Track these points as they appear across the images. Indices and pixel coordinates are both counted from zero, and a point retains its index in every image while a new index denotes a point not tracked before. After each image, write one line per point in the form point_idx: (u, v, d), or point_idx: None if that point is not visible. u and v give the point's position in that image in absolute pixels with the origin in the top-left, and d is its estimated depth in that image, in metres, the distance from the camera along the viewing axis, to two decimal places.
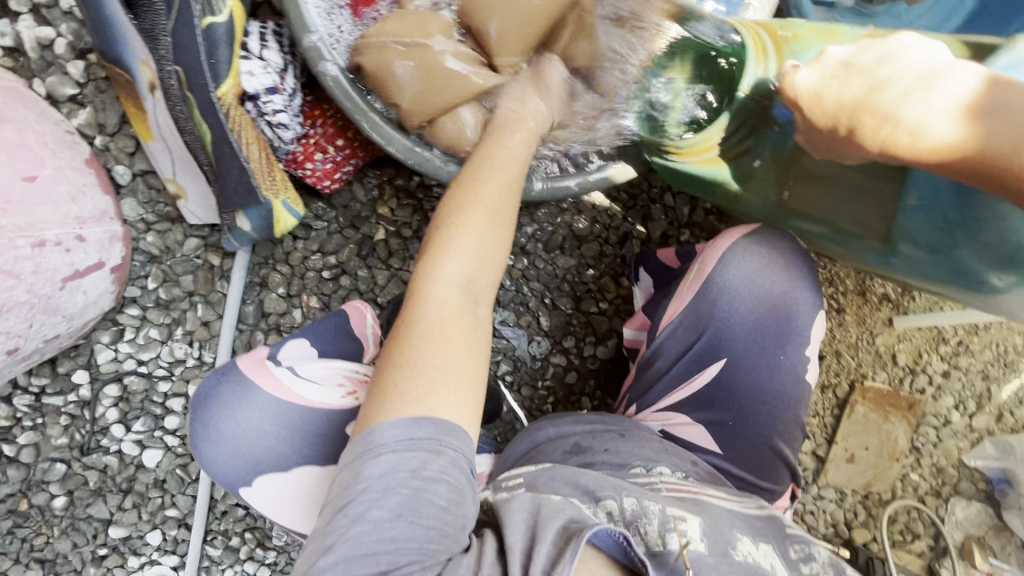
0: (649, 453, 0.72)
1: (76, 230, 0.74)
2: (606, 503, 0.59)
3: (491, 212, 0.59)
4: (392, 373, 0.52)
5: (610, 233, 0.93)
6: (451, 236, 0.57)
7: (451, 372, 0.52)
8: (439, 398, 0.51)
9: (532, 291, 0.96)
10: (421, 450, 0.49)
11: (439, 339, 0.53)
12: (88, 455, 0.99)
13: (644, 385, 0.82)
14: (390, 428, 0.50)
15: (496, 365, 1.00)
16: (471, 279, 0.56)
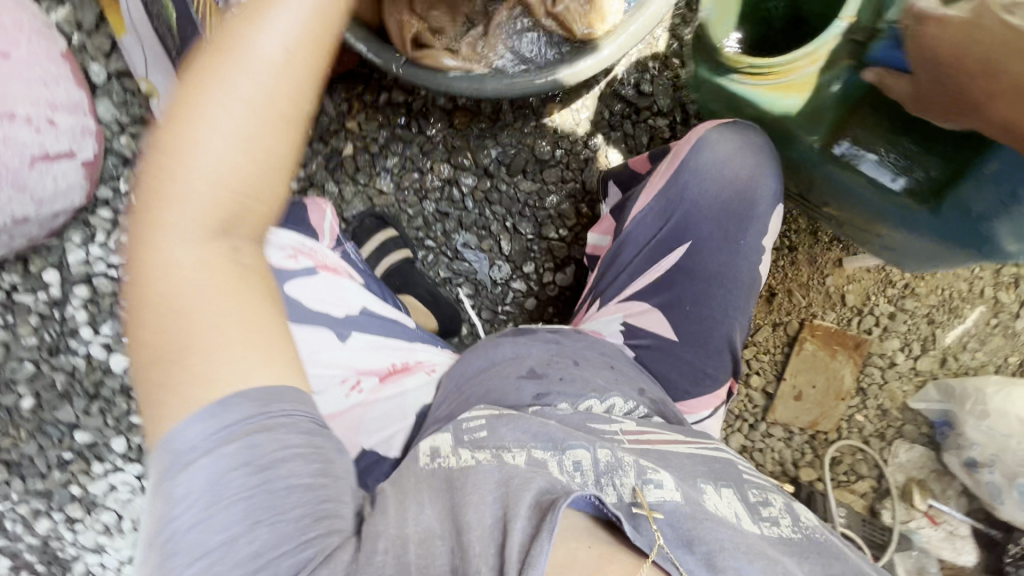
0: (603, 382, 0.70)
1: (48, 114, 0.77)
2: (572, 453, 0.54)
3: (240, 120, 0.38)
4: (157, 368, 0.42)
5: (572, 159, 0.96)
6: (181, 171, 0.39)
7: (244, 347, 0.42)
8: (228, 368, 0.42)
9: (494, 214, 0.99)
10: (233, 442, 0.41)
11: (218, 312, 0.42)
12: (57, 357, 1.02)
13: (606, 279, 0.84)
14: (182, 426, 0.40)
15: (457, 288, 1.02)
16: (233, 217, 0.41)
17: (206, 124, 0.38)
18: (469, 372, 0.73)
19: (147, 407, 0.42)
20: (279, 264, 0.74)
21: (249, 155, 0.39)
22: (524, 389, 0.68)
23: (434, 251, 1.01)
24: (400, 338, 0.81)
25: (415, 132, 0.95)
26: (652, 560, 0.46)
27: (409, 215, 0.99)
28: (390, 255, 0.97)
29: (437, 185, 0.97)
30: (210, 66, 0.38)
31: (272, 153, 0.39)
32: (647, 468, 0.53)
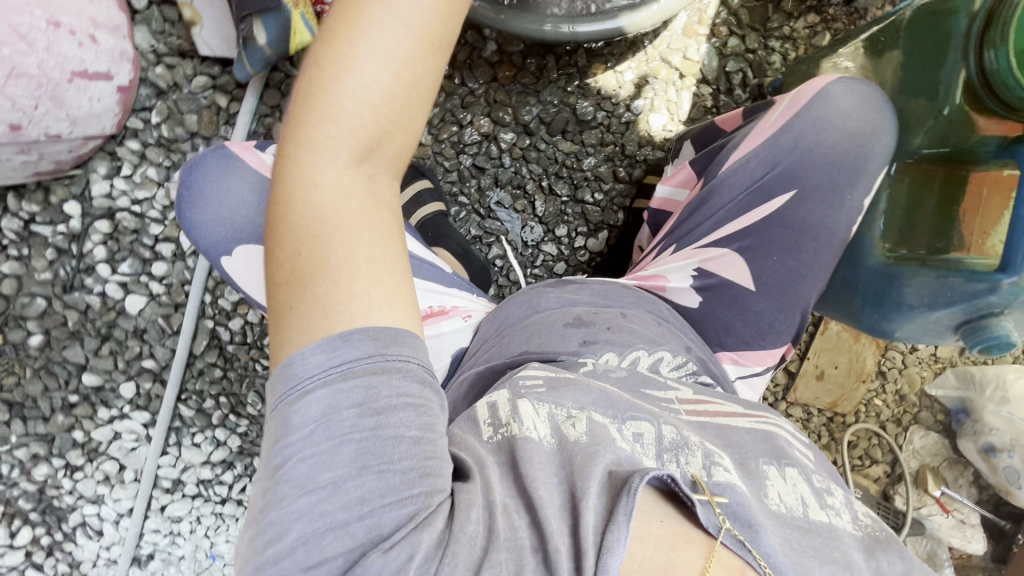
0: (652, 336, 0.71)
1: (90, 30, 0.75)
2: (631, 427, 0.51)
3: (381, 70, 0.41)
4: (294, 290, 0.41)
5: (612, 122, 0.96)
6: (334, 94, 0.41)
7: (361, 266, 0.41)
8: (344, 296, 0.41)
9: (530, 173, 0.98)
10: (351, 379, 0.39)
11: (343, 234, 0.42)
12: (70, 294, 0.99)
13: (688, 227, 0.82)
14: (307, 352, 0.40)
15: (488, 248, 1.01)
16: (375, 143, 0.43)
17: (349, 62, 0.41)
18: (511, 320, 0.75)
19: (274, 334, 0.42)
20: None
21: (398, 87, 0.42)
22: (570, 340, 0.68)
23: (467, 208, 0.99)
24: (437, 281, 0.78)
25: (458, 84, 0.94)
26: (721, 542, 0.45)
27: (445, 168, 0.97)
28: (426, 206, 0.94)
29: (475, 139, 0.96)
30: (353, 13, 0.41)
31: (414, 83, 0.42)
32: (713, 451, 0.51)
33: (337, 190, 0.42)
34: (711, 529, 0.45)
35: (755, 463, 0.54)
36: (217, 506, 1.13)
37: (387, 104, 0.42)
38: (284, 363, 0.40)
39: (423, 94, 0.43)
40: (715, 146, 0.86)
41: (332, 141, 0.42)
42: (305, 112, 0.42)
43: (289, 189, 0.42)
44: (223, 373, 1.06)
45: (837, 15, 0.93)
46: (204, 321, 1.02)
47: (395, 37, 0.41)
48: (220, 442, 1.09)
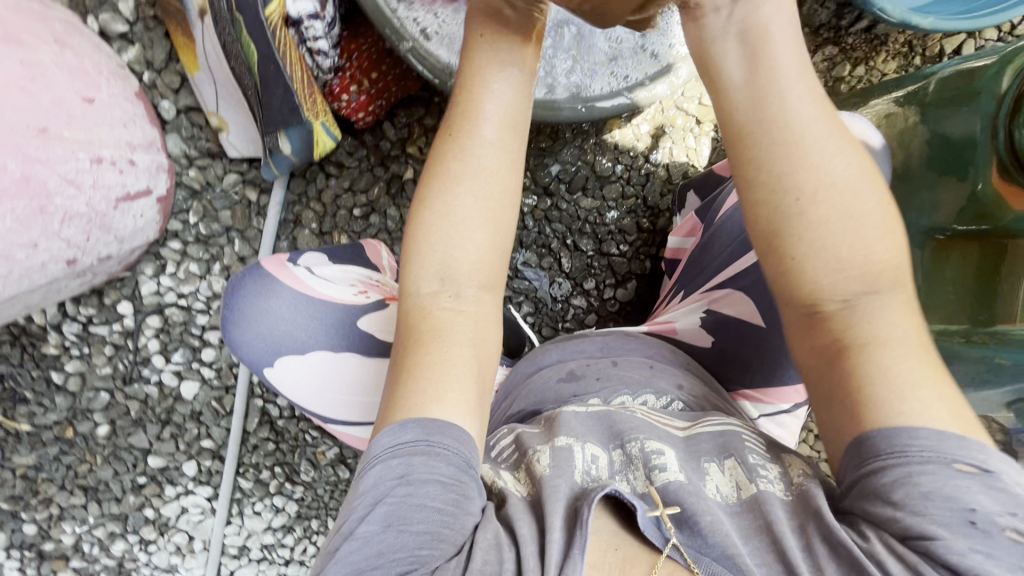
0: (638, 378, 0.66)
1: (128, 154, 0.79)
2: (591, 448, 0.52)
3: (476, 233, 0.52)
4: (398, 369, 0.49)
5: (632, 175, 0.96)
6: (435, 238, 0.52)
7: (452, 344, 0.49)
8: (427, 398, 0.47)
9: (554, 232, 0.99)
10: (409, 456, 0.44)
11: (436, 324, 0.50)
12: (130, 385, 1.05)
13: (688, 276, 0.79)
14: (384, 434, 0.45)
15: (518, 306, 1.02)
16: (464, 277, 0.52)
17: (453, 225, 0.52)
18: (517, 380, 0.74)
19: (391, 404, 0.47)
20: (350, 300, 0.72)
21: (487, 227, 0.52)
22: (564, 390, 0.67)
23: None
24: None
25: None
26: (666, 556, 0.42)
27: None
28: None
29: None
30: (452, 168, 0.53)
31: (497, 240, 0.53)
32: (651, 454, 0.50)
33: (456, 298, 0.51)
34: (655, 544, 0.42)
35: (694, 462, 0.51)
36: (283, 567, 1.15)
37: (476, 241, 0.52)
38: (381, 424, 0.47)
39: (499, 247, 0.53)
40: (711, 196, 0.83)
41: (444, 274, 0.51)
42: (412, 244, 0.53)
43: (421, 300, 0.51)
44: (276, 445, 1.10)
45: (857, 44, 0.90)
46: (253, 399, 1.07)
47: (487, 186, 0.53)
48: (280, 509, 1.12)
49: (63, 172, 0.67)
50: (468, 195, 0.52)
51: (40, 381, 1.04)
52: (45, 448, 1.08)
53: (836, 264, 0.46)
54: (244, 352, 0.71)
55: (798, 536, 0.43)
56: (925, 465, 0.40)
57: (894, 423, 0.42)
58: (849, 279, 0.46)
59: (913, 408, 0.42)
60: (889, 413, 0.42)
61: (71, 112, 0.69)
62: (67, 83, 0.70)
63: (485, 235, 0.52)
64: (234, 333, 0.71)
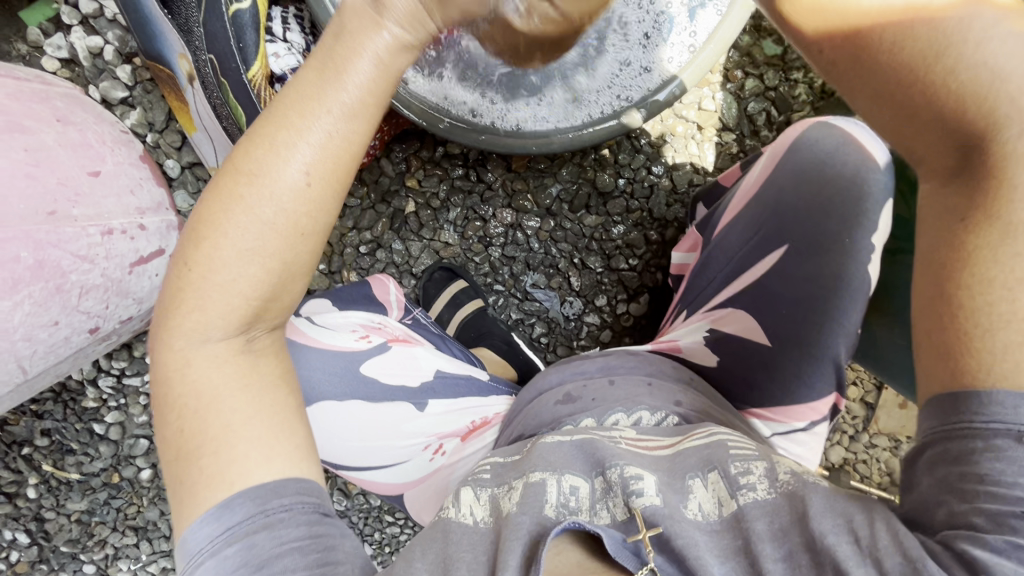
0: (634, 395, 0.64)
1: (138, 220, 0.81)
2: (570, 479, 0.51)
3: (250, 268, 0.43)
4: (175, 444, 0.44)
5: (636, 188, 0.93)
6: (207, 278, 0.43)
7: (215, 413, 0.44)
8: (240, 464, 0.43)
9: (561, 252, 0.97)
10: (246, 538, 0.42)
11: (207, 389, 0.44)
12: None
13: (692, 294, 0.77)
14: (194, 527, 0.42)
15: (531, 328, 1.01)
16: (257, 314, 0.45)
17: (219, 262, 0.43)
18: (518, 404, 0.71)
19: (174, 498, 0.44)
20: (352, 346, 0.69)
21: (268, 270, 0.43)
22: (559, 410, 0.64)
23: (504, 294, 1.00)
24: (475, 395, 0.75)
25: (475, 180, 0.94)
26: None
27: (476, 263, 0.98)
28: (464, 307, 0.98)
29: (501, 231, 0.96)
30: (232, 187, 0.42)
31: (291, 266, 0.44)
32: (632, 479, 0.48)
33: (226, 358, 0.45)
34: (627, 567, 0.42)
35: (679, 480, 0.50)
36: None
37: (272, 272, 0.43)
38: (186, 516, 0.43)
39: (294, 273, 0.45)
40: (711, 209, 0.79)
41: (208, 323, 0.44)
42: (185, 281, 0.44)
43: (184, 355, 0.44)
44: None
45: None
46: None
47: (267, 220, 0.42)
48: None
49: (74, 250, 0.69)
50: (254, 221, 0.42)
51: (84, 432, 1.09)
52: (95, 493, 1.14)
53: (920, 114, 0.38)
54: None
55: (776, 546, 0.41)
56: (994, 439, 0.35)
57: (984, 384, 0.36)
58: (950, 131, 0.38)
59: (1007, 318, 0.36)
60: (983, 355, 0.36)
61: (77, 190, 0.71)
62: (72, 160, 0.72)
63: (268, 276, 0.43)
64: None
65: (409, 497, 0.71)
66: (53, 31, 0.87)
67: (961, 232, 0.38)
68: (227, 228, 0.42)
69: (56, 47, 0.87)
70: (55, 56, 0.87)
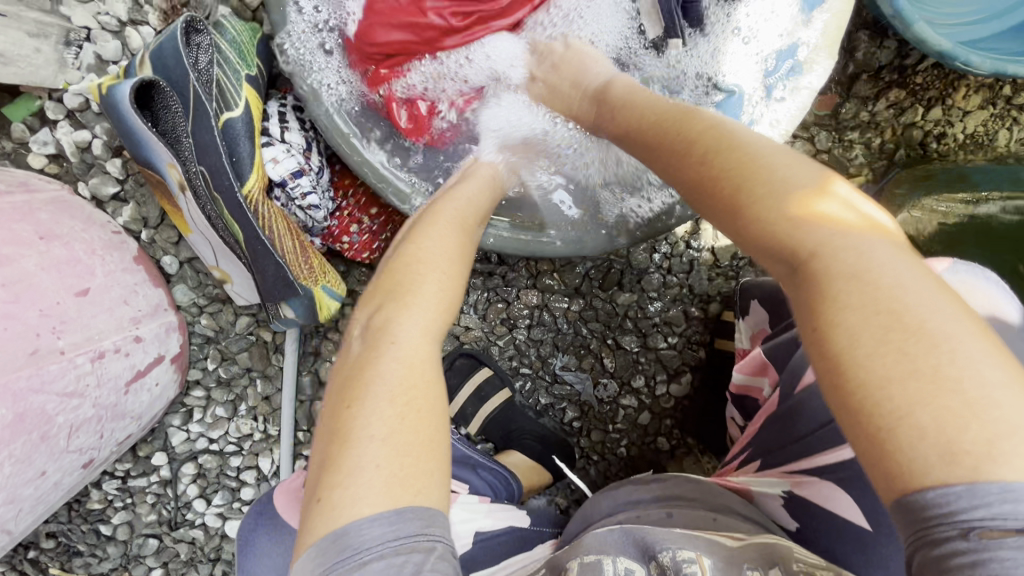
0: (699, 524, 0.57)
1: (133, 332, 0.75)
2: (624, 562, 0.52)
3: (450, 280, 0.52)
4: (357, 421, 0.41)
5: (673, 263, 0.85)
6: (420, 275, 0.51)
7: (391, 397, 0.42)
8: (426, 461, 0.41)
9: (591, 331, 0.89)
10: (403, 555, 0.36)
11: (389, 380, 0.43)
12: (177, 529, 1.02)
13: (770, 440, 0.65)
14: (369, 525, 0.37)
15: (562, 413, 0.92)
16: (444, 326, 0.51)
17: (431, 267, 0.52)
18: (569, 535, 0.68)
19: (342, 486, 0.38)
20: None
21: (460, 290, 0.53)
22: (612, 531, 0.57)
23: (531, 378, 0.91)
24: (520, 546, 0.65)
25: (496, 262, 0.86)
26: None
27: (500, 347, 0.90)
28: (491, 401, 0.89)
29: (526, 312, 0.88)
30: (426, 223, 0.58)
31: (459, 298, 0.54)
32: (684, 561, 0.49)
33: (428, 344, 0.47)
34: None
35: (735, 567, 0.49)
36: None
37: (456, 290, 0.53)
38: (360, 499, 0.38)
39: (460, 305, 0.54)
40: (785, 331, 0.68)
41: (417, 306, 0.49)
42: (391, 284, 0.51)
43: (383, 332, 0.47)
44: None
45: (929, 82, 0.75)
46: None
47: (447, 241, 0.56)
48: None
49: (60, 388, 0.62)
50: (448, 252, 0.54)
51: (91, 533, 1.03)
52: None
53: (769, 249, 0.42)
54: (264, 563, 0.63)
55: None
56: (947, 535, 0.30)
57: (927, 473, 0.31)
58: (788, 271, 0.41)
59: (925, 423, 0.32)
60: (911, 455, 0.32)
61: (63, 317, 0.65)
62: (56, 283, 0.66)
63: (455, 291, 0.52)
64: (248, 558, 0.64)
65: None
66: (38, 127, 0.81)
67: (818, 346, 0.37)
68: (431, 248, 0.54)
69: (42, 143, 0.81)
70: (41, 152, 0.81)
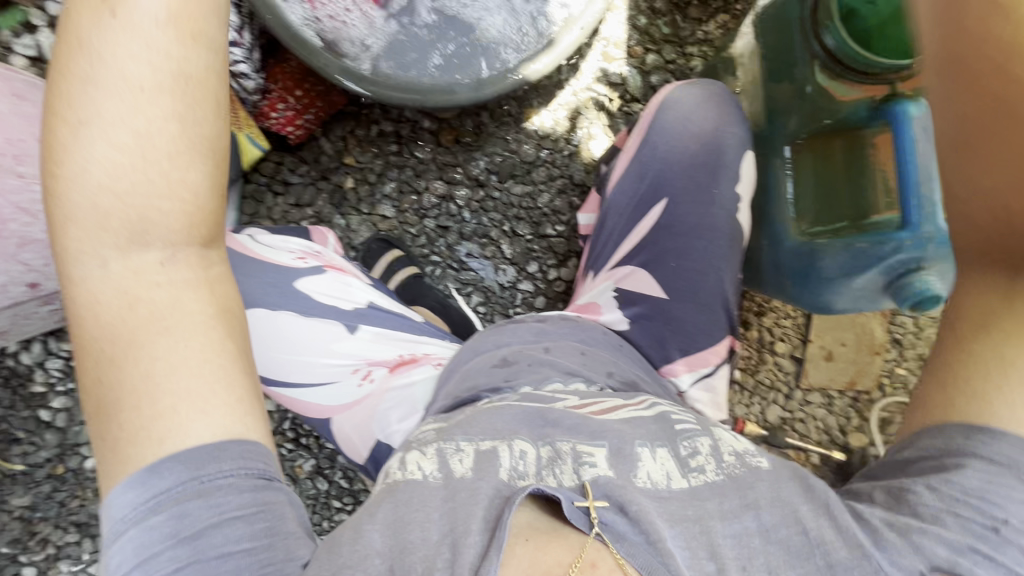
0: (570, 366, 0.69)
1: None
2: (520, 444, 0.55)
3: (122, 152, 0.45)
4: (98, 381, 0.45)
5: (556, 156, 1.01)
6: (86, 169, 0.45)
7: (169, 331, 0.46)
8: (169, 408, 0.45)
9: (491, 221, 1.03)
10: (159, 515, 0.44)
11: (149, 313, 0.46)
12: None
13: (595, 255, 0.84)
14: (120, 492, 0.44)
15: (468, 298, 1.05)
16: (146, 223, 0.46)
17: (96, 146, 0.44)
18: (456, 363, 0.72)
19: (102, 456, 0.45)
20: (288, 263, 0.75)
21: (146, 160, 0.45)
22: (494, 375, 0.67)
23: (440, 265, 1.05)
24: (407, 332, 0.78)
25: (407, 156, 1.02)
26: (592, 540, 0.47)
27: (412, 235, 1.04)
28: (399, 274, 1.02)
29: (434, 202, 1.03)
30: (82, 82, 0.44)
31: (168, 156, 0.45)
32: (583, 454, 0.53)
33: (132, 275, 0.46)
34: (580, 526, 0.47)
35: (627, 445, 0.55)
36: None
37: (151, 146, 0.45)
38: (119, 477, 0.45)
39: (179, 163, 0.46)
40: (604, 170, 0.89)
41: (100, 223, 0.45)
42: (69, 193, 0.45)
43: (82, 262, 0.46)
44: None
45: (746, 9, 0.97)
46: None
47: (151, 68, 0.44)
48: None
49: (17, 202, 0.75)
50: (123, 113, 0.44)
51: (31, 420, 1.10)
52: (38, 487, 1.11)
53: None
54: None
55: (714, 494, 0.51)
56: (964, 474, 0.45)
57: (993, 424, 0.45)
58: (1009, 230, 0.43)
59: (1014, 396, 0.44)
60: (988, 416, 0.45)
61: None
62: None
63: (180, 133, 0.45)
64: None
65: (339, 422, 0.73)
66: (23, 33, 0.96)
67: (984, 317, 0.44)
68: (92, 95, 0.44)
69: (25, 46, 0.96)
70: (23, 54, 0.96)
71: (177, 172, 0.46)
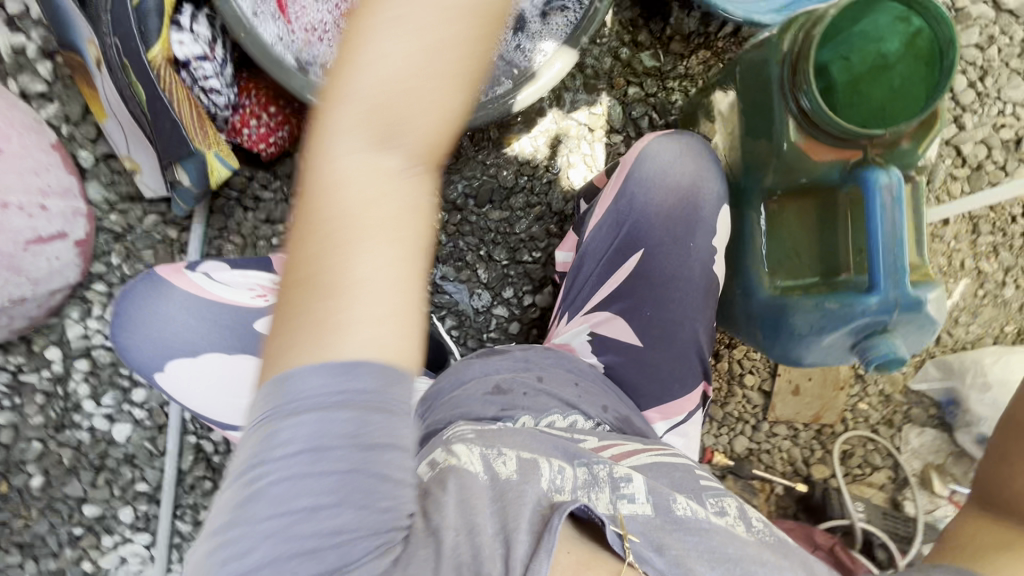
0: (568, 397, 0.72)
1: (39, 200, 0.83)
2: (558, 461, 0.57)
3: (427, 37, 0.37)
4: (284, 264, 0.40)
5: (535, 183, 1.00)
6: (373, 47, 0.37)
7: (370, 237, 0.40)
8: (356, 316, 0.39)
9: (467, 245, 1.02)
10: (347, 417, 0.39)
11: (354, 213, 0.39)
12: (62, 432, 1.04)
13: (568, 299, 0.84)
14: (303, 373, 0.39)
15: (442, 320, 1.03)
16: (400, 125, 0.39)
17: (391, 28, 0.37)
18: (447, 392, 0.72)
19: (274, 344, 0.40)
20: (246, 304, 0.71)
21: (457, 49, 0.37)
22: (492, 403, 0.69)
23: None
24: None
25: None
26: (628, 562, 0.50)
27: None
28: None
29: None
30: None
31: (434, 52, 0.37)
32: (621, 480, 0.57)
33: (366, 164, 0.39)
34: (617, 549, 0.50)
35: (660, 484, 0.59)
36: None
37: (434, 44, 0.37)
38: (278, 382, 0.39)
39: (453, 73, 0.38)
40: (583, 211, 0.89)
41: (351, 107, 0.38)
42: (348, 61, 0.38)
43: (353, 141, 0.39)
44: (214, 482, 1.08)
45: (727, 46, 0.98)
46: (187, 437, 1.06)
47: None
48: None
49: None
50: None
51: None
52: None
53: None
54: (130, 358, 0.71)
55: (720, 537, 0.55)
56: None
57: None
58: None
59: None
60: None
61: None
62: None
63: (465, 53, 0.38)
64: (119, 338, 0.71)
65: None
66: None
67: None
68: None
69: None
70: None
71: (441, 77, 0.38)
